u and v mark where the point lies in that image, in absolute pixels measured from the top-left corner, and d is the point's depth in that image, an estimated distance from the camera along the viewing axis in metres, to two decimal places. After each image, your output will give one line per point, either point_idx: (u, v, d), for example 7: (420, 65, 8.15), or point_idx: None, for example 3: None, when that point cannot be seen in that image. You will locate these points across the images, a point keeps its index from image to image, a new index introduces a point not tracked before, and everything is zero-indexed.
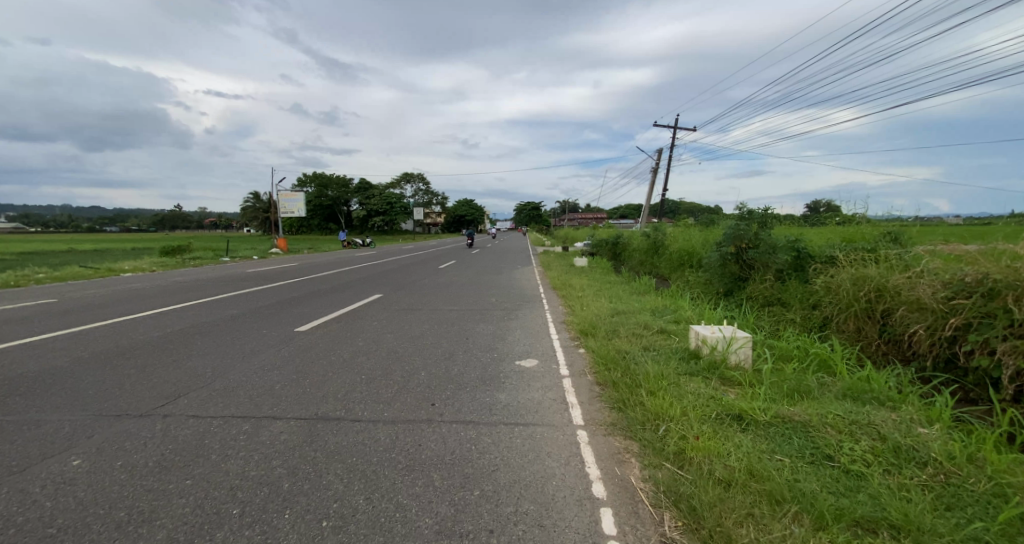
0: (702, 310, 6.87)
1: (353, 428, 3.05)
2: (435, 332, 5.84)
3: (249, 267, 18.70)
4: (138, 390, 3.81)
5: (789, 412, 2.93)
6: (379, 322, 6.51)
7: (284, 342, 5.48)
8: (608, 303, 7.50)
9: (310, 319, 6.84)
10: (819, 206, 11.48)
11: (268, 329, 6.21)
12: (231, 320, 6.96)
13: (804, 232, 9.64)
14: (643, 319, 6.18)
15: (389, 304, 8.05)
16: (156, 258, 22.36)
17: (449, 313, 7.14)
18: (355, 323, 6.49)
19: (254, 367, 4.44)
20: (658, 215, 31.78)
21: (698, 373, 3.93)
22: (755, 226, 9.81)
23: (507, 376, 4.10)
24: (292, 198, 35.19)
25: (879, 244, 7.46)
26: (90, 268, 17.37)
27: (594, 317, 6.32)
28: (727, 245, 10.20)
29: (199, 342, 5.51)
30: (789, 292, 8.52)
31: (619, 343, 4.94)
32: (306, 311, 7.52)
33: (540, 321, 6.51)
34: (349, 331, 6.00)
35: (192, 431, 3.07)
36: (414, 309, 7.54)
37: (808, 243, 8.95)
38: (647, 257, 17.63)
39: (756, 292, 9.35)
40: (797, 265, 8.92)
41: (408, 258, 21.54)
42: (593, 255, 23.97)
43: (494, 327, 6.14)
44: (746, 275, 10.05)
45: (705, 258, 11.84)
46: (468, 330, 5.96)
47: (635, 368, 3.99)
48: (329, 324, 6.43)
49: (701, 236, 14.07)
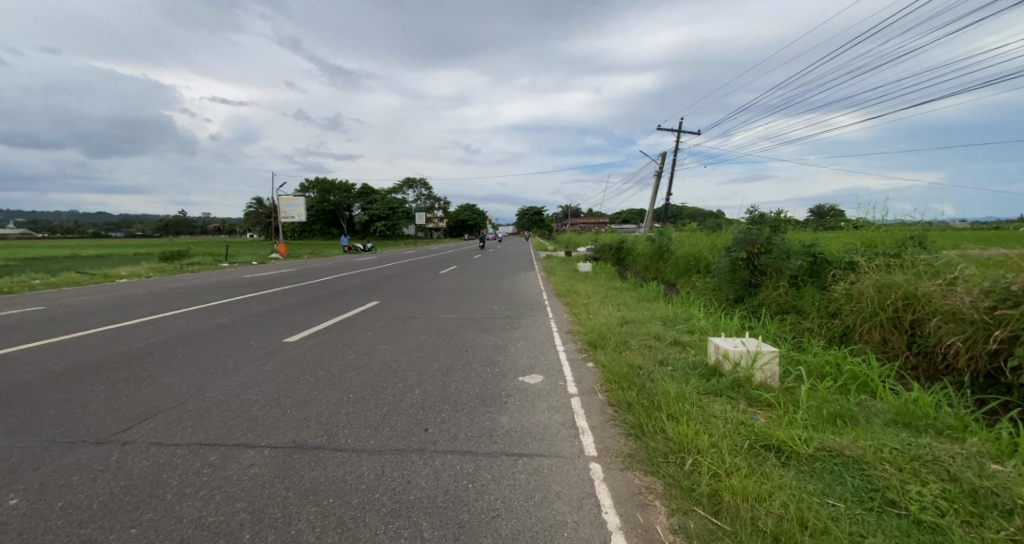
0: (717, 319, 6.47)
1: (333, 460, 2.67)
2: (433, 343, 5.47)
3: (247, 273, 18.39)
4: (101, 411, 3.44)
5: (836, 445, 2.55)
6: (373, 332, 6.14)
7: (270, 354, 5.11)
8: (615, 311, 7.12)
9: (302, 328, 6.47)
10: (824, 211, 11.24)
11: (255, 339, 5.85)
12: (218, 329, 6.60)
13: (819, 236, 9.26)
14: (654, 329, 5.80)
15: (386, 312, 7.68)
16: (154, 263, 22.11)
17: (448, 322, 6.76)
18: (348, 333, 6.11)
19: (233, 383, 4.07)
20: (662, 219, 31.34)
21: (721, 393, 3.56)
22: (767, 230, 9.53)
23: (509, 395, 3.72)
24: (292, 203, 34.93)
25: (903, 249, 7.07)
26: (84, 274, 17.04)
27: (602, 327, 5.94)
28: (739, 250, 9.86)
29: (181, 354, 5.15)
30: (805, 299, 8.13)
31: (631, 357, 4.55)
32: (298, 320, 7.15)
33: (544, 330, 6.14)
34: (341, 341, 5.62)
35: (152, 461, 2.70)
36: (411, 318, 7.18)
37: (824, 248, 8.59)
38: (652, 262, 17.23)
39: (769, 299, 8.96)
40: (813, 271, 8.54)
41: (408, 263, 21.22)
42: (596, 260, 23.58)
43: (495, 338, 5.77)
44: (758, 281, 9.66)
45: (714, 264, 11.47)
46: (468, 341, 5.59)
47: (651, 387, 3.60)
48: (321, 333, 6.07)
49: (708, 240, 13.71)
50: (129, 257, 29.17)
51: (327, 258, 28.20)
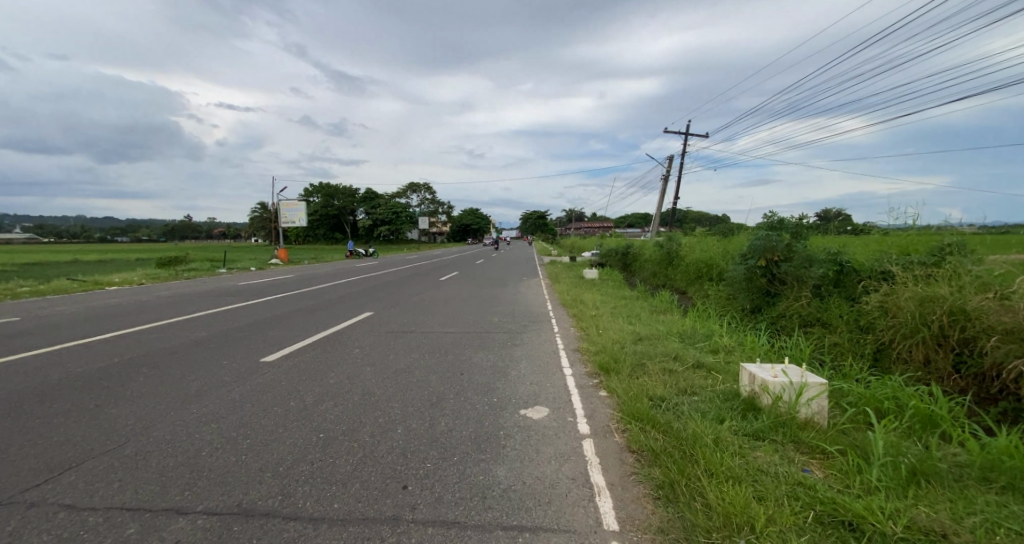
0: (740, 336, 5.86)
1: (283, 535, 2.09)
2: (426, 364, 4.90)
3: (244, 279, 17.92)
4: (19, 456, 2.86)
5: (933, 523, 1.96)
6: (361, 350, 5.57)
7: (242, 378, 4.55)
8: (627, 326, 6.52)
9: (284, 345, 5.92)
10: (829, 214, 10.36)
11: (229, 359, 5.28)
12: (195, 346, 6.05)
13: (844, 242, 8.65)
14: (673, 348, 5.20)
15: (378, 325, 7.12)
16: (152, 269, 21.71)
17: (444, 338, 6.19)
18: (333, 350, 5.54)
19: (189, 416, 3.50)
20: (670, 223, 30.59)
21: (764, 436, 2.96)
22: (787, 237, 8.92)
23: (509, 436, 3.12)
24: (293, 208, 34.58)
25: (942, 258, 6.47)
26: (79, 281, 16.68)
27: (614, 345, 5.35)
28: (756, 257, 9.24)
29: (144, 377, 4.60)
30: (832, 311, 7.54)
31: (650, 385, 3.97)
32: (283, 334, 6.60)
33: (549, 349, 5.55)
34: (323, 361, 5.06)
35: (52, 534, 2.11)
36: (405, 333, 6.61)
37: (852, 255, 7.96)
38: (660, 268, 16.60)
39: (791, 311, 8.33)
40: (838, 280, 7.95)
41: (409, 269, 20.78)
42: (602, 265, 22.96)
43: (494, 357, 5.19)
44: (778, 291, 9.03)
45: (728, 271, 10.89)
46: (465, 361, 5.01)
47: (679, 427, 3.01)
48: (304, 351, 5.51)
49: (720, 246, 13.13)
50: (129, 263, 28.89)
51: (328, 264, 27.78)
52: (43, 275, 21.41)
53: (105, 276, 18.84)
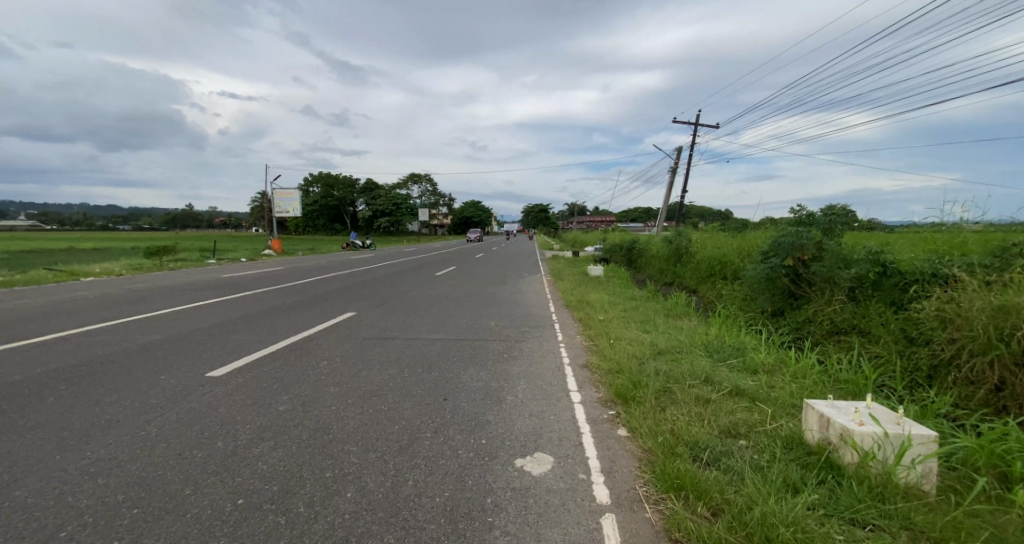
0: (777, 351, 4.98)
1: None
2: (403, 385, 4.02)
3: (229, 271, 16.91)
4: None
5: None
6: (329, 363, 4.69)
7: (174, 400, 3.67)
8: (642, 335, 5.65)
9: (241, 354, 5.03)
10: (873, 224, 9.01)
11: (169, 372, 4.41)
12: (138, 352, 5.15)
13: (883, 239, 7.77)
14: (702, 367, 4.32)
15: (357, 330, 6.23)
16: (137, 260, 20.71)
17: (430, 348, 5.30)
18: (295, 364, 4.66)
19: (76, 465, 2.63)
20: (676, 218, 29.39)
21: (862, 520, 2.08)
22: (817, 234, 8.01)
23: (499, 507, 2.25)
24: (289, 197, 33.56)
25: (1012, 258, 5.58)
26: (52, 271, 15.51)
27: (630, 361, 4.46)
28: (782, 257, 8.30)
29: (52, 397, 3.71)
30: (873, 319, 6.69)
31: (683, 426, 3.09)
32: (244, 340, 5.71)
33: (552, 364, 4.68)
34: (279, 379, 4.18)
35: None
36: (386, 340, 5.72)
37: (897, 255, 7.02)
38: (668, 265, 15.71)
39: (822, 316, 7.48)
40: (879, 282, 7.05)
41: (403, 263, 19.91)
42: (605, 261, 22.02)
43: (486, 375, 4.31)
44: (805, 294, 8.18)
45: (746, 270, 10.01)
46: (451, 381, 4.13)
47: (742, 505, 2.12)
48: (262, 363, 4.63)
49: (735, 242, 12.22)
50: (117, 251, 27.85)
51: (324, 256, 26.83)
52: (24, 264, 20.41)
53: (85, 266, 17.79)
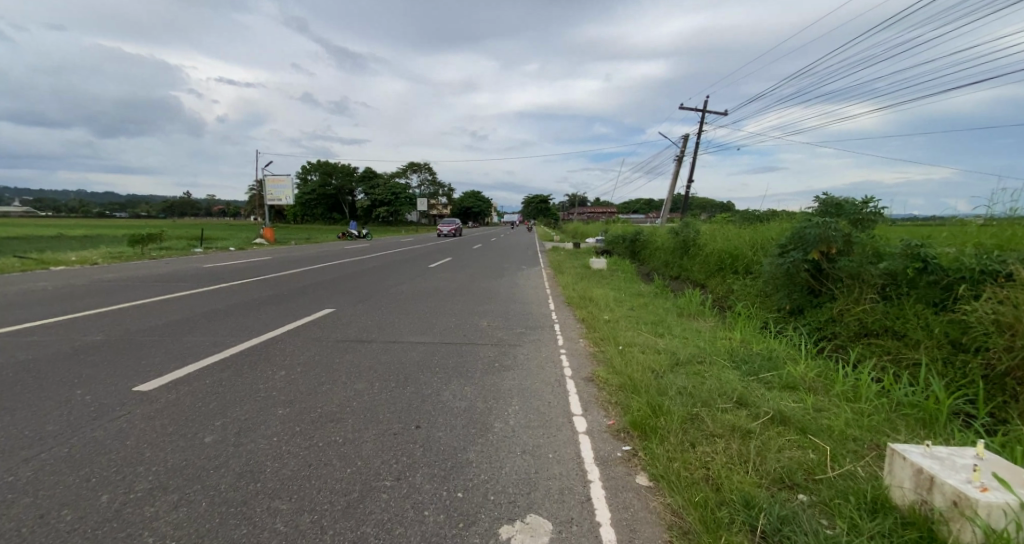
0: (815, 361, 4.23)
1: None
2: (369, 405, 3.29)
3: (212, 261, 16.12)
4: None
5: None
6: (287, 374, 3.96)
7: (79, 426, 2.94)
8: (655, 341, 4.92)
9: (187, 361, 4.30)
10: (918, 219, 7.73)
11: (91, 385, 3.67)
12: (67, 357, 4.42)
13: (921, 232, 6.94)
14: (732, 385, 3.60)
15: (331, 331, 5.50)
16: (121, 247, 20.00)
17: (410, 355, 4.57)
18: (246, 375, 3.93)
19: None
20: (681, 210, 28.47)
21: None
22: (845, 225, 7.24)
23: None
24: (281, 185, 32.57)
25: None
26: (24, 260, 14.72)
27: (643, 377, 3.73)
28: (805, 250, 7.57)
29: None
30: (910, 320, 5.92)
31: (722, 472, 2.36)
32: (198, 342, 4.98)
33: (551, 377, 3.96)
34: (220, 396, 3.45)
35: None
36: (361, 343, 4.99)
37: (940, 249, 6.17)
38: (673, 257, 14.95)
39: (848, 316, 6.77)
40: (917, 280, 6.25)
41: (397, 253, 19.20)
42: (607, 253, 21.29)
43: (471, 392, 3.58)
44: (829, 291, 7.46)
45: (762, 264, 9.27)
46: (427, 400, 3.40)
47: None
48: (206, 375, 3.90)
49: (747, 235, 11.46)
50: (103, 239, 27.01)
51: (318, 246, 26.09)
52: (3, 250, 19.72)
53: (63, 254, 17.03)
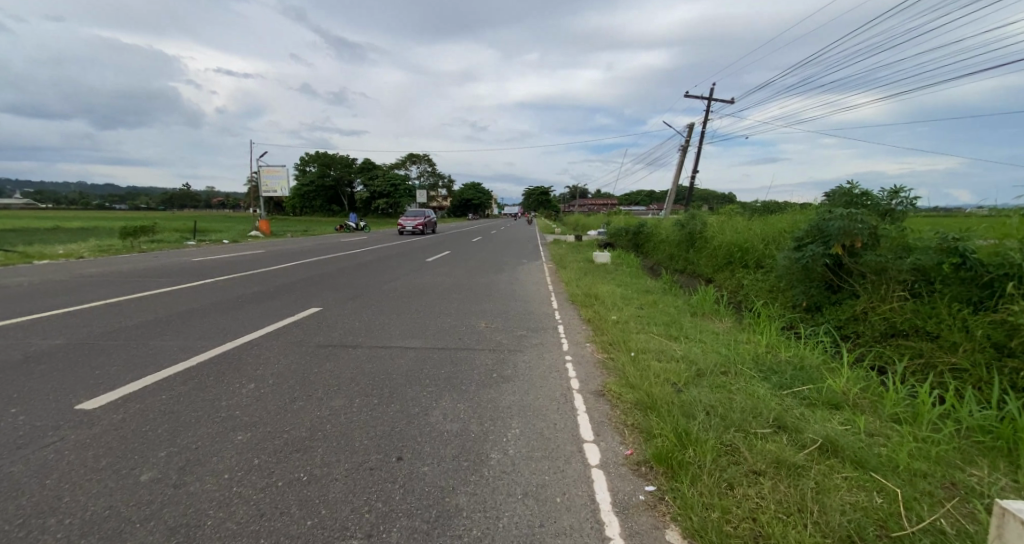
0: (853, 371, 3.74)
1: None
2: (345, 429, 2.82)
3: (204, 254, 15.60)
4: None
5: None
6: (256, 388, 3.48)
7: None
8: (670, 346, 4.44)
9: (147, 370, 3.81)
10: (950, 211, 7.21)
11: (27, 401, 3.18)
12: (14, 365, 3.93)
13: (955, 224, 6.40)
14: (766, 403, 3.12)
15: (314, 334, 5.01)
16: (112, 240, 19.52)
17: (398, 363, 4.08)
18: (210, 389, 3.44)
19: None
20: (685, 202, 27.84)
21: None
22: (872, 218, 6.71)
23: None
24: (275, 175, 31.92)
25: None
26: (8, 253, 14.12)
27: (662, 392, 3.24)
28: (826, 243, 7.03)
29: None
30: (946, 320, 5.40)
31: (776, 528, 1.88)
32: (165, 347, 4.49)
33: (556, 391, 3.47)
34: (173, 416, 2.96)
35: None
36: (345, 349, 4.51)
37: (978, 242, 5.69)
38: (678, 250, 14.44)
39: (875, 315, 6.24)
40: (952, 277, 5.73)
41: (394, 246, 18.71)
42: (609, 246, 20.81)
43: (465, 411, 3.10)
44: (851, 288, 6.95)
45: (776, 258, 8.75)
46: (413, 423, 2.91)
47: None
48: (164, 389, 3.41)
49: (758, 227, 10.94)
50: (97, 231, 26.43)
51: (314, 238, 25.55)
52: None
53: (51, 246, 16.55)
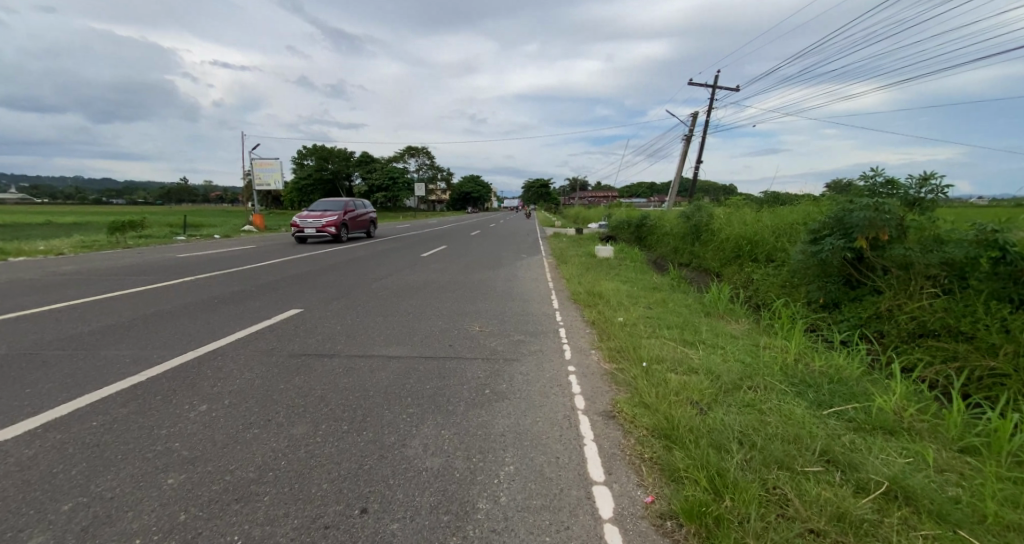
0: (900, 385, 3.23)
1: None
2: (301, 469, 2.31)
3: (191, 250, 15.03)
4: None
5: None
6: (208, 411, 2.96)
7: None
8: (684, 354, 3.93)
9: (87, 388, 3.30)
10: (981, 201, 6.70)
11: None
12: None
13: (990, 215, 5.87)
14: (808, 429, 2.61)
15: (288, 341, 4.50)
16: (98, 236, 18.90)
17: (378, 377, 3.57)
18: (153, 413, 2.93)
19: None
20: (686, 193, 27.28)
21: None
22: (899, 207, 6.17)
23: None
24: (269, 168, 31.25)
25: None
26: None
27: (682, 415, 2.72)
28: (847, 235, 6.48)
29: None
30: (987, 319, 4.86)
31: None
32: (116, 358, 3.97)
33: (557, 413, 2.97)
34: (97, 451, 2.45)
35: None
36: (320, 359, 4.00)
37: (1019, 233, 5.17)
38: (682, 243, 13.92)
39: (902, 313, 5.67)
40: (991, 273, 5.18)
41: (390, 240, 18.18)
42: (610, 239, 20.27)
43: (449, 441, 2.60)
44: (873, 283, 6.41)
45: (790, 252, 8.21)
46: (385, 459, 2.40)
47: None
48: (98, 413, 2.90)
49: (768, 219, 10.40)
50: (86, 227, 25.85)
51: None
52: None
53: (33, 244, 15.91)
